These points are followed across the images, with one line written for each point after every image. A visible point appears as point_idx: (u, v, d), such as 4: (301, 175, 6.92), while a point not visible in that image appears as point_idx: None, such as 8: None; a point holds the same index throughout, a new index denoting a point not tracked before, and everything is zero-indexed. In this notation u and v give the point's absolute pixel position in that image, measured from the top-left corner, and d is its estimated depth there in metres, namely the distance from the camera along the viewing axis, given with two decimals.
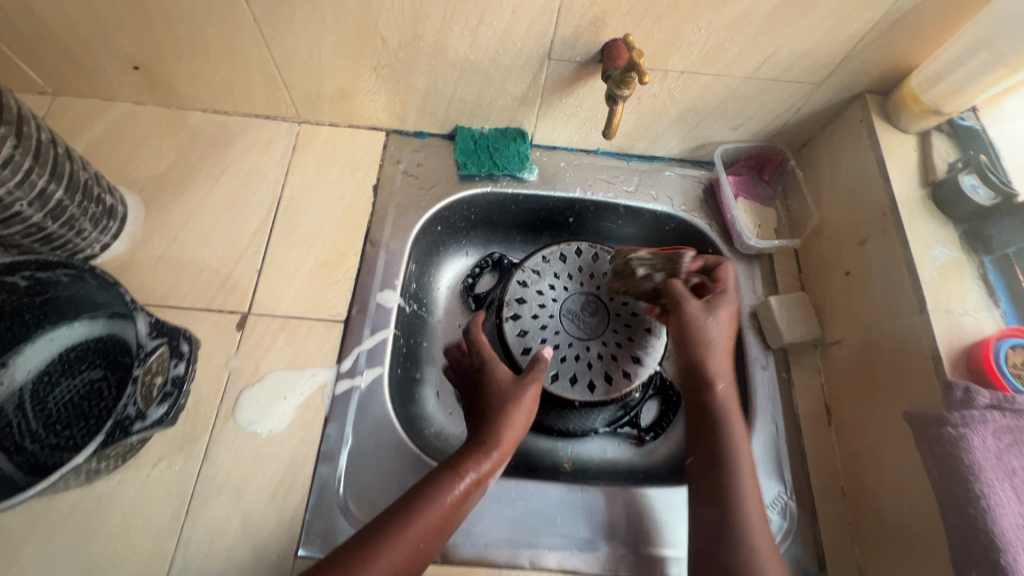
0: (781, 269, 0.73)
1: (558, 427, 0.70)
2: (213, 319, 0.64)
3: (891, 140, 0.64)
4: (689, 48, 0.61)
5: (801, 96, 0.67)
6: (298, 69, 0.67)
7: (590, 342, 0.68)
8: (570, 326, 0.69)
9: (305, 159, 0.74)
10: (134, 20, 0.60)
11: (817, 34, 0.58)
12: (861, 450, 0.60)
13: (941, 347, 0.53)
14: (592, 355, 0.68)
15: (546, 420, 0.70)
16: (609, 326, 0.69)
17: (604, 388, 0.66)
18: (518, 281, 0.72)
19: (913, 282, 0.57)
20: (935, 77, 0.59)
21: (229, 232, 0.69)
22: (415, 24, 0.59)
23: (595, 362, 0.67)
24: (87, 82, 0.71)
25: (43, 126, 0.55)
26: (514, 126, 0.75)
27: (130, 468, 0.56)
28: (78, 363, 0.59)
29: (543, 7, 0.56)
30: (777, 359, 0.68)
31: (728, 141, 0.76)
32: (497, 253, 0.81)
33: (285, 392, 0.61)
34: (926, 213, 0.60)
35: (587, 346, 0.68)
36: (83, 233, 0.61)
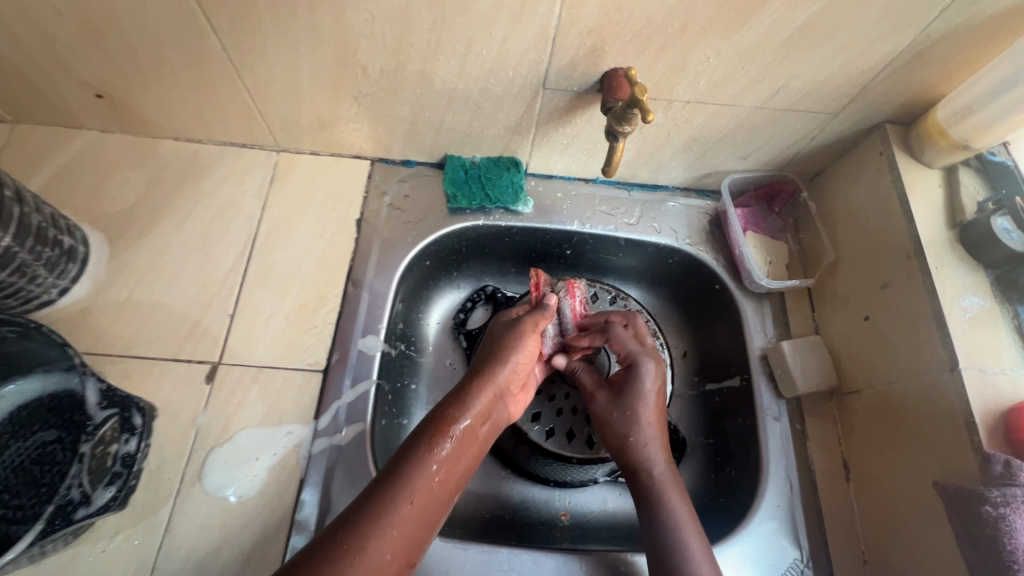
0: (794, 308, 0.69)
1: (554, 479, 0.65)
2: (180, 370, 0.59)
3: (914, 176, 0.60)
4: (696, 77, 0.56)
5: (815, 126, 0.62)
6: (273, 98, 0.62)
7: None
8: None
9: (283, 192, 0.69)
10: (91, 47, 0.55)
11: (836, 63, 0.53)
12: (885, 516, 0.55)
13: (976, 412, 0.48)
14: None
15: (542, 471, 0.65)
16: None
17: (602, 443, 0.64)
18: None
19: (943, 336, 0.52)
20: (963, 111, 0.55)
21: (200, 272, 0.64)
22: (398, 53, 0.54)
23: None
24: (47, 110, 0.66)
25: None
26: (507, 155, 0.70)
27: (84, 542, 0.51)
28: (29, 424, 0.54)
29: (537, 35, 0.51)
30: (790, 408, 0.63)
31: (736, 171, 0.71)
32: (490, 286, 0.76)
33: (256, 452, 0.56)
34: (954, 257, 0.56)
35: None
36: (38, 280, 0.57)
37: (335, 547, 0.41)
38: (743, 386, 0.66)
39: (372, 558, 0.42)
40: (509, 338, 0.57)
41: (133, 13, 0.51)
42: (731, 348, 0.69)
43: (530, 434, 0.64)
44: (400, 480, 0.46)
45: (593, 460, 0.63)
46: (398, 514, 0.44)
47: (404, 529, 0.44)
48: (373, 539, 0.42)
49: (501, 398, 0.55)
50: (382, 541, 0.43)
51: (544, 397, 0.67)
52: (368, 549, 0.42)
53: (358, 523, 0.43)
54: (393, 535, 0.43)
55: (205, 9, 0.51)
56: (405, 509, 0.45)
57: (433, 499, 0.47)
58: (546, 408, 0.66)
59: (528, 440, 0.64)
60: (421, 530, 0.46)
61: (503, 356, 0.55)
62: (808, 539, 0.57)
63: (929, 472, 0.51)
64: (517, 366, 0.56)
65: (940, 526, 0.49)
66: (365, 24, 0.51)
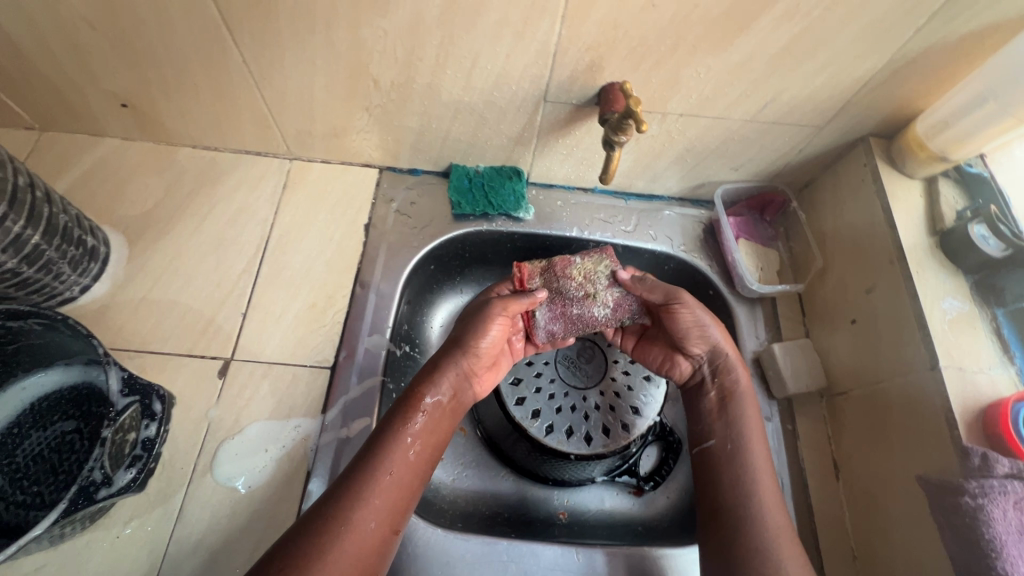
0: (785, 313, 0.71)
1: (553, 475, 0.67)
2: (193, 365, 0.61)
3: (896, 186, 0.63)
4: (688, 91, 0.59)
5: (802, 139, 0.66)
6: (289, 108, 0.65)
7: (586, 392, 0.70)
8: (566, 374, 0.71)
9: (295, 197, 0.73)
10: (121, 59, 0.59)
11: (819, 79, 0.57)
12: (872, 512, 0.57)
13: (955, 409, 0.51)
14: (589, 406, 0.68)
15: (541, 468, 0.67)
16: (603, 374, 0.71)
17: (600, 439, 0.66)
18: None
19: (924, 337, 0.54)
20: (942, 124, 0.58)
21: (215, 273, 0.67)
22: (408, 67, 0.58)
23: (591, 412, 0.68)
24: (73, 118, 0.69)
25: (20, 169, 0.54)
26: (509, 164, 0.73)
27: (99, 528, 0.53)
28: (50, 414, 0.56)
29: (538, 51, 0.55)
30: (781, 409, 0.65)
31: (728, 182, 0.74)
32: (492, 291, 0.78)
33: (265, 444, 0.58)
34: (935, 262, 0.59)
35: (583, 395, 0.69)
36: (62, 277, 0.59)
37: (321, 524, 0.45)
38: None
39: (356, 528, 0.46)
40: (474, 320, 0.59)
41: (162, 27, 0.55)
42: None
43: (530, 430, 0.66)
44: (379, 456, 0.50)
45: (590, 456, 0.65)
46: (378, 486, 0.48)
47: (385, 499, 0.48)
48: (356, 512, 0.46)
49: (467, 379, 0.59)
50: (366, 512, 0.47)
51: (544, 395, 0.69)
52: (353, 520, 0.46)
53: (340, 499, 0.47)
54: (375, 505, 0.48)
55: (229, 24, 0.54)
56: (386, 480, 0.49)
57: (410, 472, 0.51)
58: (546, 405, 0.68)
59: (528, 436, 0.66)
60: (403, 498, 0.50)
61: (469, 339, 0.58)
62: (798, 535, 0.59)
63: (912, 468, 0.53)
64: (484, 347, 0.59)
65: (923, 519, 0.51)
66: (378, 40, 0.55)
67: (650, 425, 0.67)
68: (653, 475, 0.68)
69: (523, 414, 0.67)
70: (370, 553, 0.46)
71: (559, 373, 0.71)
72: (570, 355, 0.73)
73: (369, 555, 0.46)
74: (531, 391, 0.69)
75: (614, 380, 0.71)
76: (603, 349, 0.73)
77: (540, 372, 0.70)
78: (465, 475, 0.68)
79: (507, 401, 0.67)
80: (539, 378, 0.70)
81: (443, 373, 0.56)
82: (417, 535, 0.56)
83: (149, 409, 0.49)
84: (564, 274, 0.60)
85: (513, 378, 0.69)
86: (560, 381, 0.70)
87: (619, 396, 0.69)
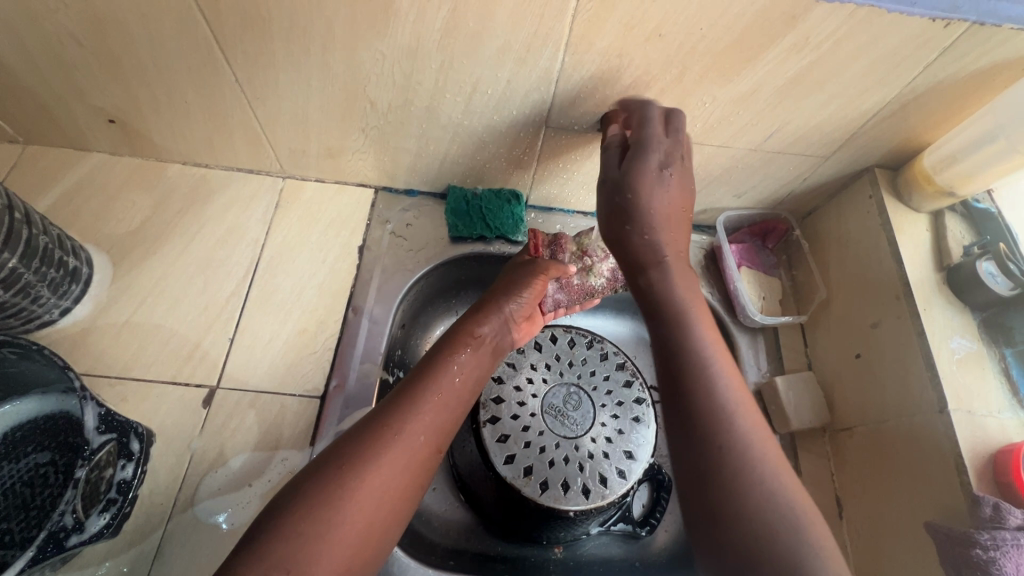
0: (787, 344, 0.70)
1: (545, 536, 0.63)
2: (177, 393, 0.59)
3: (902, 219, 0.62)
4: (692, 120, 0.58)
5: (807, 168, 0.65)
6: (282, 127, 0.63)
7: (578, 440, 0.65)
8: (555, 424, 0.66)
9: (288, 218, 0.71)
10: (109, 76, 0.57)
11: (826, 112, 0.56)
12: (877, 556, 0.55)
13: (964, 453, 0.49)
14: (582, 455, 0.64)
15: (535, 530, 0.63)
16: (593, 420, 0.67)
17: (599, 491, 0.62)
18: (494, 377, 0.68)
19: (932, 377, 0.53)
20: (950, 158, 0.57)
21: (202, 296, 0.65)
22: (406, 90, 0.56)
23: (586, 462, 0.64)
24: (58, 133, 0.67)
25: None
26: (508, 187, 0.71)
27: (72, 568, 0.50)
28: (23, 446, 0.54)
29: (541, 77, 0.54)
30: (784, 444, 0.64)
31: (730, 208, 0.73)
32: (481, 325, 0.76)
33: (250, 478, 0.56)
34: (942, 299, 0.58)
35: (575, 444, 0.65)
36: (41, 300, 0.57)
37: (373, 432, 0.47)
38: None
39: (404, 440, 0.47)
40: (518, 275, 0.64)
41: (152, 46, 0.53)
42: None
43: (524, 490, 0.61)
44: (428, 378, 0.53)
45: (590, 511, 0.61)
46: (428, 403, 0.50)
47: (430, 417, 0.50)
48: (408, 425, 0.48)
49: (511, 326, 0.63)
50: (415, 424, 0.49)
51: (534, 449, 0.64)
52: (405, 432, 0.48)
53: (390, 412, 0.49)
54: (424, 420, 0.49)
55: (222, 43, 0.52)
56: (433, 398, 0.51)
57: (456, 396, 0.53)
58: (538, 460, 0.63)
59: (522, 497, 0.61)
60: (446, 420, 0.51)
61: (513, 290, 0.62)
62: None
63: (919, 512, 0.51)
64: (525, 301, 0.63)
65: (929, 566, 0.49)
66: (376, 62, 0.53)
67: (645, 468, 0.64)
68: (648, 519, 0.66)
69: (514, 473, 0.62)
70: (419, 465, 0.47)
71: (547, 424, 0.66)
72: (555, 403, 0.67)
73: (415, 467, 0.47)
74: (520, 447, 0.64)
75: (604, 426, 0.66)
76: (590, 393, 0.69)
77: (527, 425, 0.65)
78: (458, 507, 0.66)
79: (495, 461, 0.62)
80: (527, 432, 0.65)
81: (493, 311, 0.61)
82: None
83: (127, 448, 0.48)
84: (564, 246, 0.69)
85: (497, 435, 0.64)
86: (550, 432, 0.65)
87: (611, 441, 0.65)
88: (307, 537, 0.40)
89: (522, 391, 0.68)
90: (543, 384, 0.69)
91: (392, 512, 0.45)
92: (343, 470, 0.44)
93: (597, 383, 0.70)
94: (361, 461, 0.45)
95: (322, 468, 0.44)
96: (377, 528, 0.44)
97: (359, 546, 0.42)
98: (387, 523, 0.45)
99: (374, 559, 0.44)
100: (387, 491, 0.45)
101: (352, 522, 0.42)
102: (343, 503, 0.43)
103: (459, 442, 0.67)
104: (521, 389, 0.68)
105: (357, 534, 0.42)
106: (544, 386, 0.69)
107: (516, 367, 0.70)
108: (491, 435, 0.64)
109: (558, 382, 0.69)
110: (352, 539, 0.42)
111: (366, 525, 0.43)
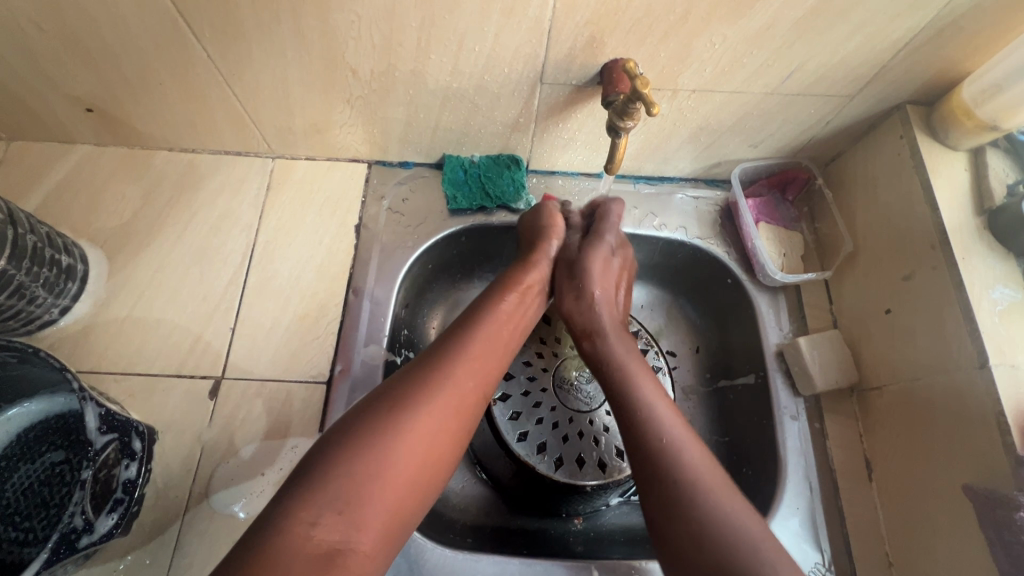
0: (810, 301, 0.66)
1: (564, 508, 0.63)
2: (183, 387, 0.58)
3: (937, 159, 0.57)
4: (701, 65, 0.53)
5: (831, 109, 0.59)
6: (263, 104, 0.60)
7: (591, 414, 0.64)
8: (568, 398, 0.64)
9: (280, 200, 0.68)
10: (77, 62, 0.54)
11: (851, 44, 0.50)
12: (911, 518, 0.53)
13: (1008, 411, 0.46)
14: (595, 429, 0.63)
15: (554, 503, 0.63)
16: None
17: (615, 464, 0.61)
18: None
19: (971, 332, 0.49)
20: (993, 88, 0.51)
21: (199, 286, 0.63)
22: (388, 54, 0.52)
23: (600, 436, 0.62)
24: (39, 126, 0.64)
25: None
26: (507, 152, 0.67)
27: (96, 562, 0.51)
28: (37, 446, 0.54)
29: (531, 28, 0.49)
30: (809, 407, 0.61)
31: (746, 159, 0.68)
32: None
33: (262, 467, 0.55)
34: (983, 245, 0.53)
35: (589, 418, 0.63)
36: (37, 300, 0.56)
37: (421, 374, 0.47)
38: (758, 383, 0.64)
39: (454, 380, 0.48)
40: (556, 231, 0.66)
41: (114, 26, 0.50)
42: (745, 344, 0.66)
43: (538, 467, 0.60)
44: (475, 322, 0.53)
45: (607, 485, 0.60)
46: (474, 350, 0.50)
47: (477, 360, 0.50)
48: (456, 370, 0.48)
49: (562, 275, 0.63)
50: (461, 369, 0.49)
51: (546, 425, 0.63)
52: (453, 375, 0.48)
53: (437, 358, 0.49)
54: (473, 364, 0.49)
55: (186, 16, 0.49)
56: (480, 341, 0.51)
57: (503, 343, 0.53)
58: (551, 436, 0.62)
59: (536, 473, 0.61)
60: (491, 366, 0.51)
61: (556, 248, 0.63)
62: (828, 541, 0.56)
63: (955, 473, 0.49)
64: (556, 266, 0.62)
65: (968, 528, 0.47)
66: (352, 25, 0.49)
67: None
68: None
69: (528, 450, 0.61)
70: (467, 407, 0.48)
71: (559, 399, 0.64)
72: (566, 377, 0.66)
73: (460, 409, 0.47)
74: (533, 423, 0.63)
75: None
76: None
77: (538, 401, 0.64)
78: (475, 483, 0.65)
79: (508, 439, 0.61)
80: (539, 408, 0.64)
81: (540, 258, 0.61)
82: (425, 557, 0.54)
83: (129, 447, 0.50)
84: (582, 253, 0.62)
85: (509, 412, 0.63)
86: (562, 407, 0.64)
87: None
88: (354, 476, 0.41)
89: (531, 366, 0.66)
90: (553, 359, 0.67)
91: (435, 458, 0.45)
92: (395, 411, 0.44)
93: None
94: (410, 401, 0.45)
95: (372, 409, 0.45)
96: (422, 474, 0.44)
97: (408, 486, 0.43)
98: (434, 468, 0.45)
99: (421, 501, 0.44)
100: (436, 432, 0.45)
101: (403, 461, 0.43)
102: (391, 444, 0.43)
103: None
104: (530, 363, 0.66)
105: (407, 476, 0.43)
106: (554, 360, 0.67)
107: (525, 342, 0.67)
108: (502, 412, 0.63)
109: (569, 355, 0.67)
110: (402, 483, 0.42)
111: (416, 467, 0.43)
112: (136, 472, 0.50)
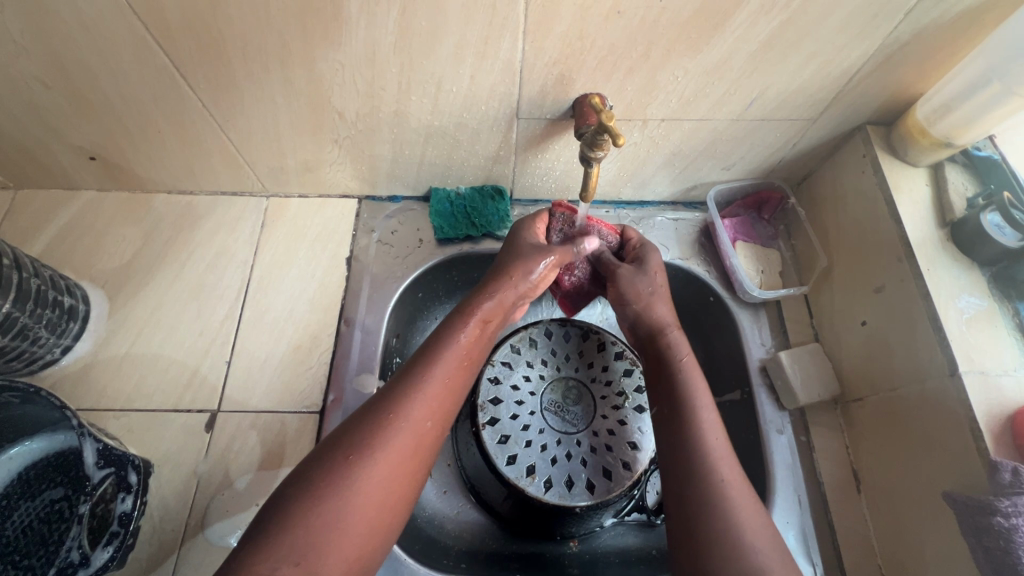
0: (790, 316, 0.68)
1: (558, 530, 0.63)
2: (180, 421, 0.60)
3: (899, 175, 0.59)
4: (667, 96, 0.56)
5: (796, 132, 0.62)
6: (257, 147, 0.63)
7: (579, 435, 0.65)
8: (555, 421, 0.65)
9: (274, 235, 0.71)
10: (81, 114, 0.58)
11: (806, 72, 0.53)
12: (898, 528, 0.53)
13: (979, 417, 0.47)
14: (584, 450, 0.64)
15: (547, 527, 0.62)
16: (594, 414, 0.66)
17: (604, 485, 0.62)
18: (490, 378, 0.67)
19: (940, 340, 0.51)
20: (943, 108, 0.55)
21: (196, 322, 0.65)
22: (371, 97, 0.56)
23: (589, 456, 0.63)
24: (44, 174, 0.68)
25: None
26: (490, 183, 0.70)
27: None
28: (38, 483, 0.55)
29: (504, 69, 0.52)
30: (794, 420, 0.62)
31: (721, 181, 0.71)
32: None
33: (256, 497, 0.56)
34: (947, 256, 0.55)
35: (577, 439, 0.64)
36: (40, 340, 0.59)
37: (374, 419, 0.46)
38: (744, 399, 0.64)
39: (410, 422, 0.47)
40: (525, 243, 0.60)
41: (116, 81, 0.54)
42: (729, 360, 0.67)
43: (528, 490, 0.61)
44: (433, 359, 0.51)
45: (598, 505, 0.61)
46: (432, 387, 0.49)
47: (434, 400, 0.49)
48: (414, 411, 0.47)
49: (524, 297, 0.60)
50: (419, 409, 0.47)
51: (535, 448, 0.63)
52: (411, 417, 0.47)
53: (394, 395, 0.48)
54: (428, 404, 0.48)
55: (183, 70, 0.53)
56: (438, 377, 0.50)
57: (462, 374, 0.52)
58: (540, 459, 0.63)
59: (527, 497, 0.61)
60: (448, 405, 0.50)
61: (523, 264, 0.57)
62: (819, 553, 0.56)
63: (936, 481, 0.50)
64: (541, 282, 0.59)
65: (950, 535, 0.48)
66: (336, 72, 0.53)
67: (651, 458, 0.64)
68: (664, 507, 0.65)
69: (517, 473, 0.62)
70: (424, 448, 0.47)
71: (547, 422, 0.65)
72: (554, 400, 0.67)
73: (416, 450, 0.46)
74: (521, 447, 0.63)
75: (606, 418, 0.66)
76: (590, 387, 0.68)
77: (526, 424, 0.65)
78: (471, 508, 0.65)
79: (498, 463, 0.62)
80: (527, 431, 0.64)
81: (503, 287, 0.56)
82: None
83: (125, 480, 0.53)
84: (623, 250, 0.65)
85: (497, 437, 0.63)
86: (550, 429, 0.65)
87: (613, 433, 0.65)
88: (313, 527, 0.41)
89: (518, 390, 0.67)
90: (540, 381, 0.68)
91: (392, 501, 0.44)
92: (349, 458, 0.44)
93: (597, 375, 0.69)
94: (365, 449, 0.44)
95: (329, 456, 0.44)
96: (381, 519, 0.44)
97: (366, 536, 0.43)
98: (390, 516, 0.44)
99: (380, 548, 0.44)
100: (392, 478, 0.45)
101: (358, 511, 0.42)
102: (348, 493, 0.42)
103: (462, 444, 0.66)
104: (517, 387, 0.67)
105: (365, 525, 0.42)
106: (541, 383, 0.68)
107: (512, 365, 0.69)
108: (491, 436, 0.63)
109: (555, 377, 0.69)
110: (359, 529, 0.42)
111: (371, 515, 0.43)
112: (130, 506, 0.52)
